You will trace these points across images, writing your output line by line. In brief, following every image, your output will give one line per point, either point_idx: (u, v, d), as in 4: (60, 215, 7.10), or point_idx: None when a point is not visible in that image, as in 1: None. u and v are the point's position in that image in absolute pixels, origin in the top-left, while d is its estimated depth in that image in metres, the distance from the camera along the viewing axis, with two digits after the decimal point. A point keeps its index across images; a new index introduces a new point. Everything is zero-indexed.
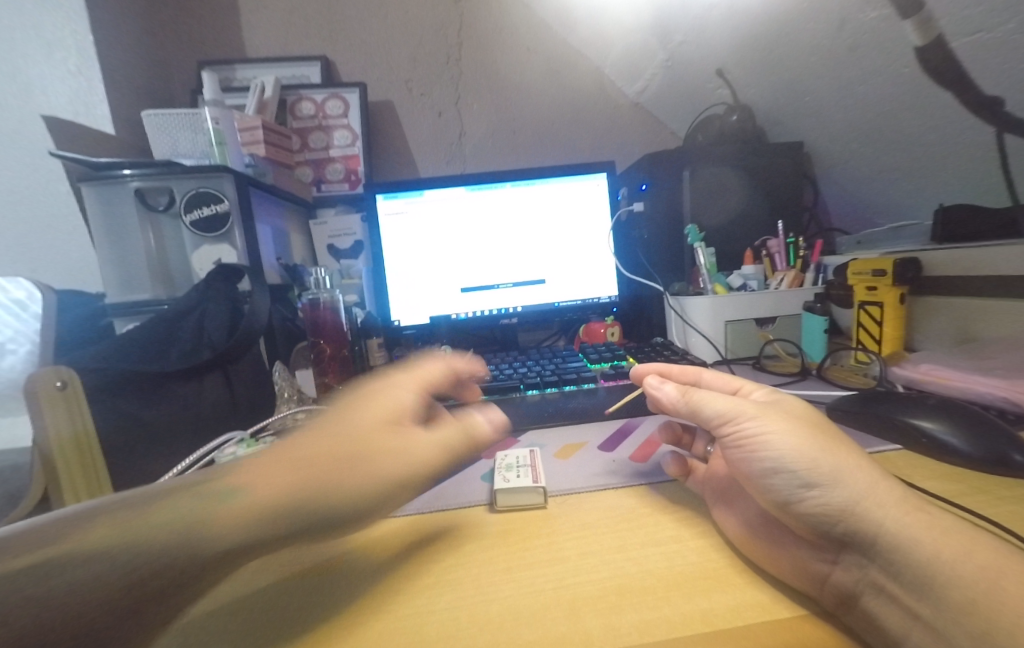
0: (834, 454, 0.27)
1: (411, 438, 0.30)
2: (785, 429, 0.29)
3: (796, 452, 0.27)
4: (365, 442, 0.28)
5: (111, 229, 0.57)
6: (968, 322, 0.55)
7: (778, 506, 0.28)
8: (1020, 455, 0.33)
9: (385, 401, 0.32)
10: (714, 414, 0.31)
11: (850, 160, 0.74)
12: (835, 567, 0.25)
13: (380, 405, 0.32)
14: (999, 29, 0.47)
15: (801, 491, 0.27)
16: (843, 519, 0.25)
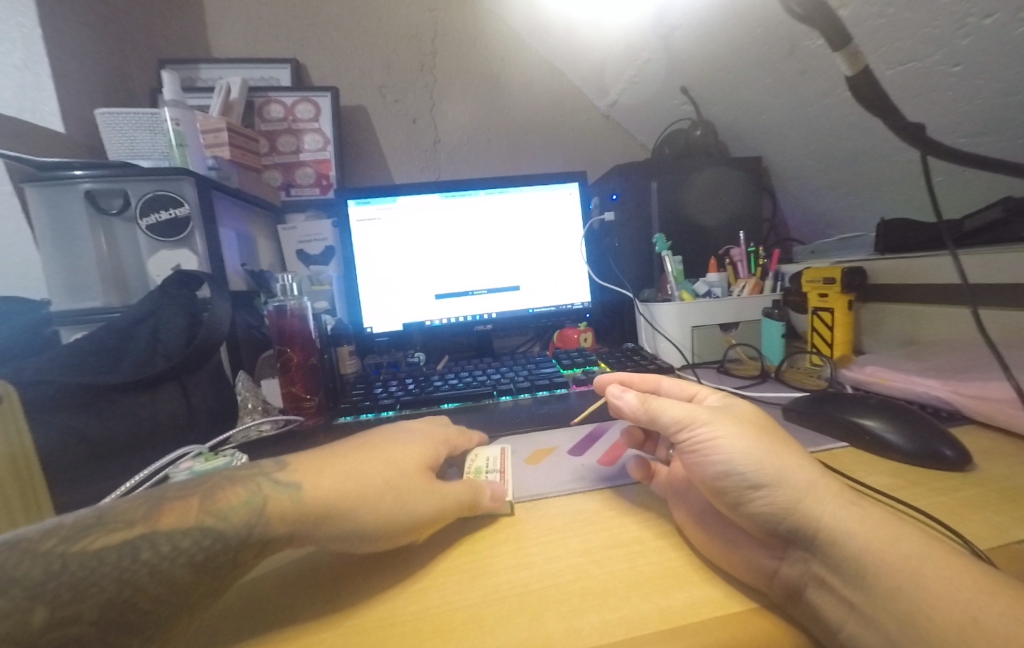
0: (780, 456, 0.28)
1: (425, 484, 0.32)
2: (738, 432, 0.30)
3: (745, 455, 0.28)
4: (382, 482, 0.30)
5: (59, 232, 0.54)
6: (909, 327, 0.59)
7: (728, 506, 0.29)
8: (950, 450, 0.36)
9: (403, 450, 0.34)
10: (670, 421, 0.32)
11: (804, 174, 0.78)
12: (782, 561, 0.26)
13: (398, 451, 0.34)
14: (927, 59, 0.51)
15: (749, 491, 0.28)
16: (787, 517, 0.26)
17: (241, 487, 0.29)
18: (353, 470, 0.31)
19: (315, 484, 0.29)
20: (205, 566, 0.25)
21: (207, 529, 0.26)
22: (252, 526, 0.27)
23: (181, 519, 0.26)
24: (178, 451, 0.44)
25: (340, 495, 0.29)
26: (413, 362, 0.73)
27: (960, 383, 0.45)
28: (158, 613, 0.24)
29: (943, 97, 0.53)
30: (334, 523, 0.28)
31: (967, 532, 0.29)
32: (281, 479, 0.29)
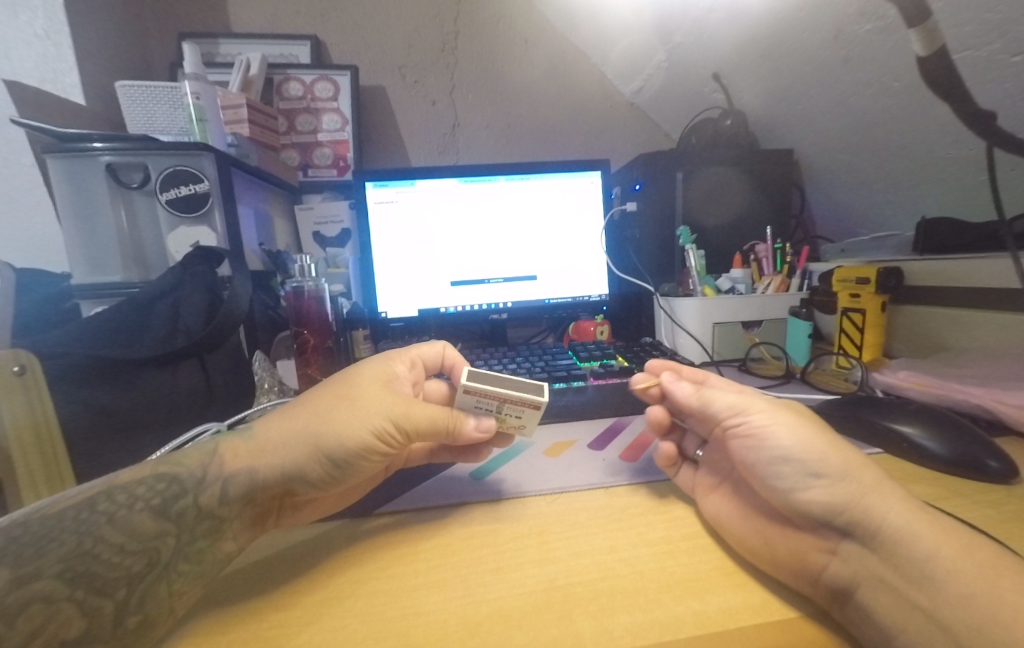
0: (831, 456, 0.27)
1: (382, 398, 0.33)
2: (780, 431, 0.29)
3: (799, 445, 0.28)
4: (334, 404, 0.33)
5: (79, 205, 0.53)
6: (946, 332, 0.56)
7: (779, 498, 0.28)
8: (994, 461, 0.34)
9: (357, 371, 0.36)
10: (721, 408, 0.31)
11: (838, 169, 0.75)
12: (834, 558, 0.25)
13: (350, 374, 0.35)
14: (988, 47, 0.48)
15: (809, 480, 0.27)
16: (845, 510, 0.25)
17: (194, 448, 0.32)
18: (303, 404, 0.33)
19: (266, 428, 0.32)
20: (166, 514, 0.28)
21: (160, 480, 0.29)
22: (204, 471, 0.30)
23: (135, 475, 0.29)
24: (199, 426, 0.43)
25: (289, 428, 0.32)
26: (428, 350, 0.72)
27: (1003, 392, 0.43)
28: (125, 568, 0.25)
29: (1001, 88, 0.50)
30: (291, 448, 0.31)
31: (1021, 548, 0.27)
32: (234, 431, 0.33)
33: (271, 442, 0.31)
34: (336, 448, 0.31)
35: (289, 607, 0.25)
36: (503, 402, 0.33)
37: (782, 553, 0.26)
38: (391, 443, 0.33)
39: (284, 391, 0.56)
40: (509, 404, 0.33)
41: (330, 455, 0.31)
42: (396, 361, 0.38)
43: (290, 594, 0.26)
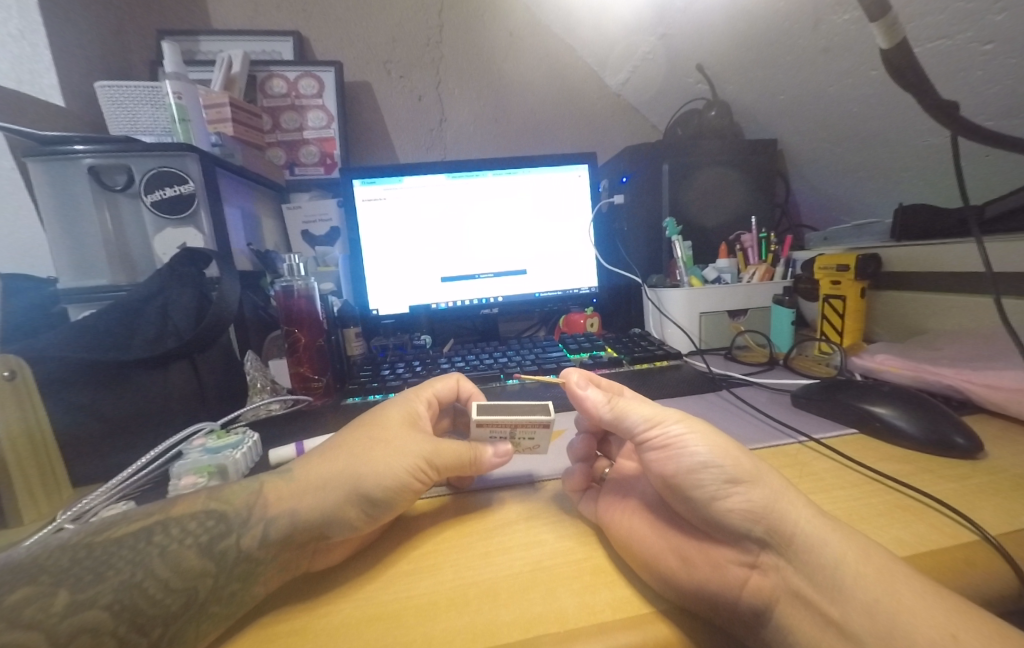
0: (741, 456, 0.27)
1: (413, 435, 0.33)
2: (715, 433, 0.28)
3: (714, 452, 0.27)
4: (367, 443, 0.33)
5: (64, 210, 0.52)
6: (922, 315, 0.58)
7: (704, 510, 0.27)
8: (961, 437, 0.36)
9: (384, 412, 0.36)
10: (638, 420, 0.30)
11: (819, 158, 0.77)
12: (755, 570, 0.26)
13: (377, 416, 0.35)
14: (958, 37, 0.49)
15: (726, 487, 0.26)
16: (761, 516, 0.25)
17: (244, 483, 0.31)
18: (335, 446, 0.33)
19: (305, 469, 0.32)
20: (210, 552, 0.27)
21: (210, 516, 0.29)
22: (250, 510, 0.29)
23: (189, 508, 0.29)
24: (192, 427, 0.43)
25: (325, 469, 0.31)
26: (420, 345, 0.73)
27: (973, 372, 0.44)
28: (165, 607, 0.25)
29: (973, 77, 0.52)
30: (328, 489, 0.30)
31: (982, 520, 0.28)
32: (280, 471, 0.32)
33: (308, 481, 0.31)
34: (370, 482, 0.30)
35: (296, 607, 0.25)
36: (514, 428, 0.34)
37: (706, 571, 0.25)
38: (425, 479, 0.32)
39: (279, 390, 0.56)
40: (521, 426, 0.34)
41: (366, 490, 0.30)
42: (417, 402, 0.37)
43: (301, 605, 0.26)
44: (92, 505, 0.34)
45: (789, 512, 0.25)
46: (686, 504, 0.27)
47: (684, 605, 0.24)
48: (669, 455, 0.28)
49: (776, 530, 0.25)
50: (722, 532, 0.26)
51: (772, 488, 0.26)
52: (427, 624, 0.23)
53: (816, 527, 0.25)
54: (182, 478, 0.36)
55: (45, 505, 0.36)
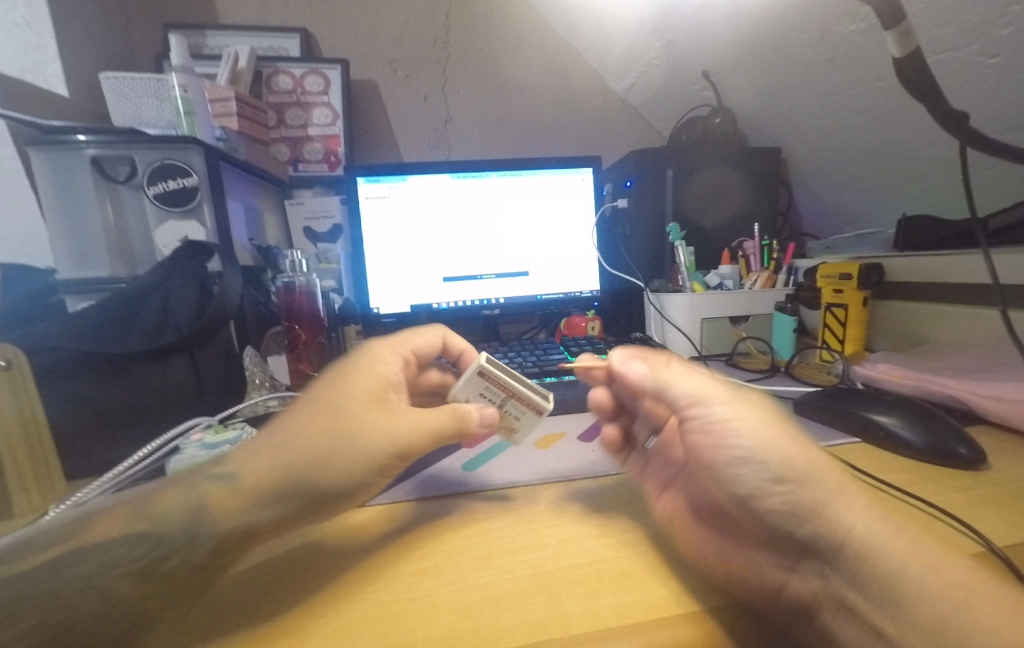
0: (793, 444, 0.27)
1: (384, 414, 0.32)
2: (763, 420, 0.28)
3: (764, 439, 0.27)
4: (339, 429, 0.31)
5: (65, 200, 0.52)
6: (924, 325, 0.58)
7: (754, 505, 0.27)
8: (964, 448, 0.36)
9: (347, 391, 0.34)
10: (682, 395, 0.31)
11: (823, 167, 0.77)
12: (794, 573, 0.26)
13: (342, 395, 0.33)
14: (964, 49, 0.50)
15: (769, 485, 0.26)
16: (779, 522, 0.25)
17: (178, 491, 0.29)
18: (296, 430, 0.31)
19: (256, 465, 0.29)
20: (150, 575, 0.25)
21: (143, 539, 0.26)
22: (193, 523, 0.27)
23: (113, 532, 0.26)
24: (190, 421, 0.43)
25: (288, 459, 0.29)
26: None
27: (976, 383, 0.44)
28: (107, 634, 0.22)
29: (978, 89, 0.52)
30: (296, 483, 0.29)
31: (988, 531, 0.28)
32: (218, 473, 0.29)
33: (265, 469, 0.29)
34: (346, 472, 0.30)
35: (282, 609, 0.24)
36: (512, 395, 0.36)
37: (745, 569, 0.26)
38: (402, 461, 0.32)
39: (277, 386, 0.55)
40: (517, 399, 0.36)
41: (342, 479, 0.30)
42: (381, 372, 0.36)
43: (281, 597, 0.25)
44: (89, 497, 0.34)
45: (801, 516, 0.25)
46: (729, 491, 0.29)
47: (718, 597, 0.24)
48: (720, 436, 0.29)
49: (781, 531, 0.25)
50: (757, 520, 0.27)
51: (780, 493, 0.26)
52: (428, 626, 0.23)
53: (823, 535, 0.25)
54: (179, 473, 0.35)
55: (39, 497, 0.36)
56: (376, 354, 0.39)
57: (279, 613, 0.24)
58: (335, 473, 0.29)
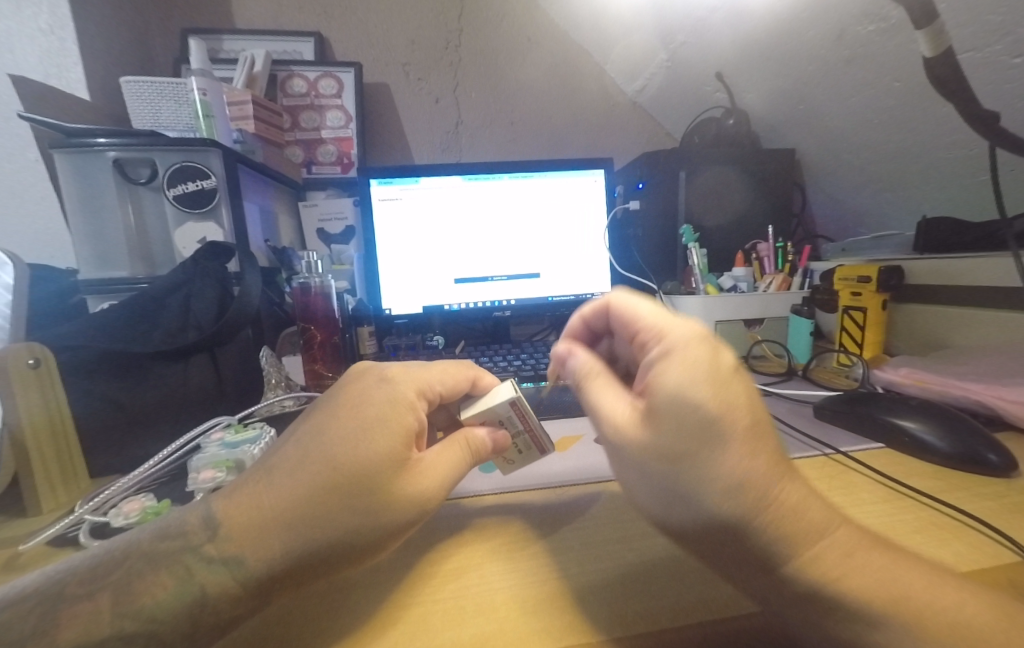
0: (692, 491, 0.24)
1: (410, 476, 0.28)
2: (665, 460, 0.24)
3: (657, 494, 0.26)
4: (363, 503, 0.26)
5: (87, 201, 0.53)
6: (945, 329, 0.57)
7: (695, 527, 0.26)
8: (993, 454, 0.35)
9: (370, 445, 0.27)
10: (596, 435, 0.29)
11: (838, 169, 0.76)
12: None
13: (363, 453, 0.27)
14: (989, 49, 0.49)
15: None
16: None
17: (167, 573, 0.23)
18: (309, 501, 0.25)
19: (260, 546, 0.24)
20: None
21: (134, 641, 0.21)
22: (192, 621, 0.22)
23: (91, 635, 0.21)
24: (208, 421, 0.43)
25: (301, 540, 0.24)
26: (432, 345, 0.72)
27: (1003, 388, 0.44)
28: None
29: (1000, 89, 0.51)
30: (311, 564, 0.24)
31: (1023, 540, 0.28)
32: (215, 553, 0.23)
33: (271, 537, 0.24)
34: (367, 552, 0.26)
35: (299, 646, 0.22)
36: (529, 430, 0.34)
37: None
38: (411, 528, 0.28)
39: (293, 386, 0.55)
40: (531, 435, 0.34)
41: (359, 561, 0.26)
42: (412, 410, 0.31)
43: (311, 608, 0.24)
44: (111, 496, 0.33)
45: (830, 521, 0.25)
46: None
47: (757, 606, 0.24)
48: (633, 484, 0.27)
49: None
50: None
51: None
52: (455, 628, 0.23)
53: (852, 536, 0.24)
54: (200, 472, 0.35)
55: (63, 494, 0.36)
56: (399, 383, 0.32)
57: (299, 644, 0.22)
58: (353, 554, 0.25)
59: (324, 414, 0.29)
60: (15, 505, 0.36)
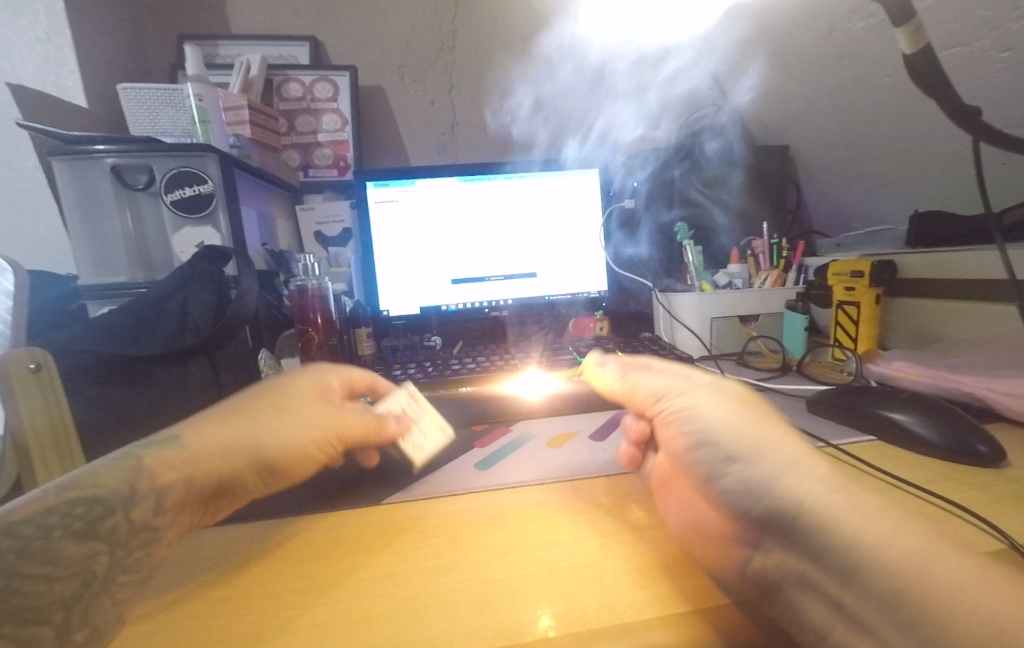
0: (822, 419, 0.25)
1: (319, 410, 0.35)
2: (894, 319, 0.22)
3: (728, 419, 0.30)
4: (270, 415, 0.33)
5: (87, 208, 0.54)
6: (938, 323, 0.58)
7: (699, 476, 0.30)
8: (982, 445, 0.35)
9: (292, 390, 0.36)
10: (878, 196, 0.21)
11: (832, 165, 0.77)
12: (759, 550, 0.26)
13: (288, 392, 0.35)
14: (977, 43, 0.51)
15: (723, 465, 0.29)
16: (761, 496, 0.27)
17: (117, 464, 0.27)
18: (240, 413, 0.33)
19: (199, 435, 0.30)
20: (93, 532, 0.24)
21: (76, 502, 0.24)
22: (132, 486, 0.26)
23: (42, 506, 0.24)
24: None
25: (233, 435, 0.31)
26: (430, 346, 0.73)
27: (994, 380, 0.44)
28: (55, 593, 0.22)
29: (992, 82, 0.52)
30: (236, 459, 0.31)
31: (1009, 529, 0.28)
32: (151, 443, 0.29)
33: (207, 439, 0.31)
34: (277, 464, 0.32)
35: (301, 629, 0.23)
36: (422, 415, 0.39)
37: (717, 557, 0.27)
38: (316, 462, 0.35)
39: None
40: (428, 417, 0.39)
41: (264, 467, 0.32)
42: (329, 375, 0.39)
43: (307, 600, 0.25)
44: None
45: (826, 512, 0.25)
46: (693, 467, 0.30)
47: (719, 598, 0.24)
48: (688, 418, 0.31)
49: (784, 514, 0.25)
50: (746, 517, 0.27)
51: (797, 491, 0.26)
52: (448, 620, 0.23)
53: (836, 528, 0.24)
54: None
55: None
56: (330, 366, 0.40)
57: (295, 632, 0.23)
58: (265, 466, 0.32)
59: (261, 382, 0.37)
60: None
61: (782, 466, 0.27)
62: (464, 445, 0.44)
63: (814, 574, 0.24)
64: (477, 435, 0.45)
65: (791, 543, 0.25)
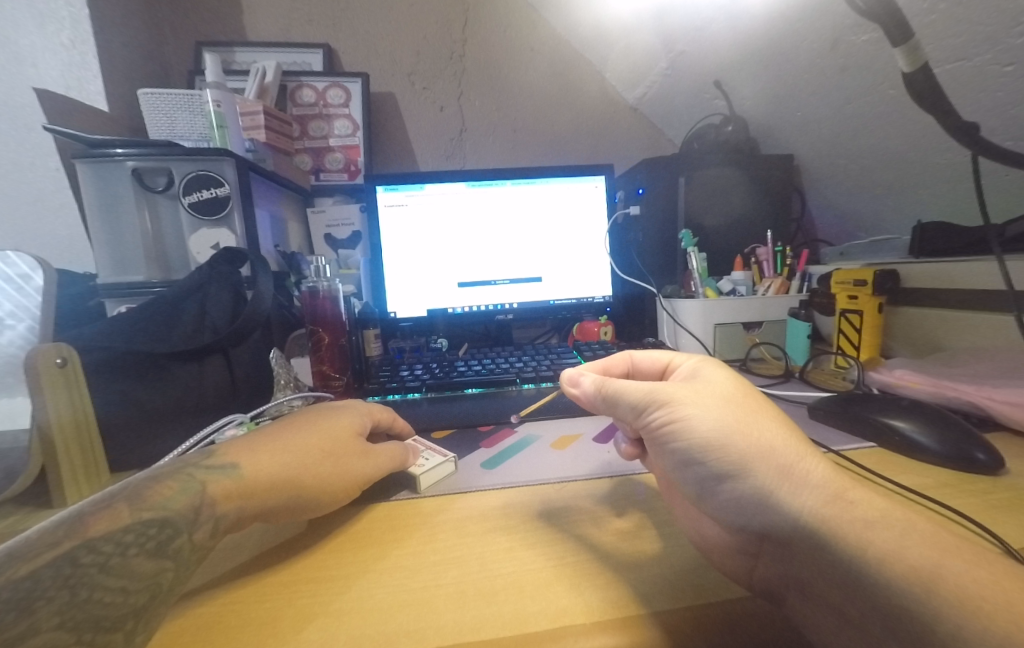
0: None
1: (354, 450, 0.35)
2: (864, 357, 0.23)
3: (714, 432, 0.29)
4: (310, 451, 0.33)
5: (108, 209, 0.55)
6: (942, 332, 0.58)
7: (690, 494, 0.30)
8: (982, 453, 0.36)
9: (330, 426, 0.36)
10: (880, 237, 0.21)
11: (836, 175, 0.78)
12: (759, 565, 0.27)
13: (327, 430, 0.36)
14: (977, 57, 0.52)
15: (713, 482, 0.29)
16: (756, 514, 0.27)
17: (171, 481, 0.28)
18: (283, 444, 0.33)
19: (253, 462, 0.31)
20: (163, 551, 0.25)
21: (149, 523, 0.26)
22: (197, 509, 0.27)
23: (112, 524, 0.25)
24: (222, 419, 0.45)
25: (282, 468, 0.31)
26: (437, 348, 0.74)
27: (996, 389, 0.45)
28: (129, 604, 0.23)
29: (992, 96, 0.54)
30: (283, 493, 0.30)
31: (1005, 535, 0.29)
32: (212, 465, 0.30)
33: (258, 469, 0.31)
34: (318, 506, 0.32)
35: (321, 617, 0.24)
36: (427, 449, 0.40)
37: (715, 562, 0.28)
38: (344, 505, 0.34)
39: (299, 387, 0.56)
40: (432, 449, 0.40)
41: (303, 510, 0.31)
42: (368, 417, 0.40)
43: (327, 590, 0.26)
44: None
45: (825, 514, 0.25)
46: (684, 472, 0.30)
47: (723, 597, 0.25)
48: (674, 434, 0.30)
49: (780, 532, 0.26)
50: (735, 531, 0.28)
51: (787, 500, 0.26)
52: (457, 610, 0.24)
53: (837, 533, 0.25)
54: None
55: (86, 487, 0.38)
56: (361, 404, 0.41)
57: (313, 619, 0.24)
58: (300, 507, 0.31)
59: (299, 415, 0.38)
60: (43, 497, 0.39)
61: (772, 481, 0.27)
62: (471, 443, 0.45)
63: (814, 586, 0.25)
64: (482, 434, 0.46)
65: (789, 557, 0.26)
